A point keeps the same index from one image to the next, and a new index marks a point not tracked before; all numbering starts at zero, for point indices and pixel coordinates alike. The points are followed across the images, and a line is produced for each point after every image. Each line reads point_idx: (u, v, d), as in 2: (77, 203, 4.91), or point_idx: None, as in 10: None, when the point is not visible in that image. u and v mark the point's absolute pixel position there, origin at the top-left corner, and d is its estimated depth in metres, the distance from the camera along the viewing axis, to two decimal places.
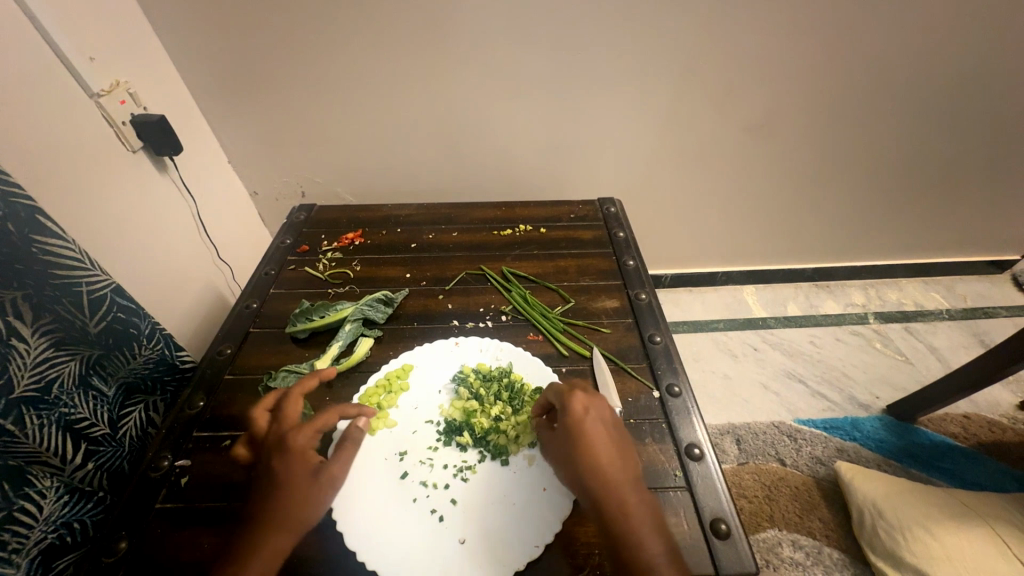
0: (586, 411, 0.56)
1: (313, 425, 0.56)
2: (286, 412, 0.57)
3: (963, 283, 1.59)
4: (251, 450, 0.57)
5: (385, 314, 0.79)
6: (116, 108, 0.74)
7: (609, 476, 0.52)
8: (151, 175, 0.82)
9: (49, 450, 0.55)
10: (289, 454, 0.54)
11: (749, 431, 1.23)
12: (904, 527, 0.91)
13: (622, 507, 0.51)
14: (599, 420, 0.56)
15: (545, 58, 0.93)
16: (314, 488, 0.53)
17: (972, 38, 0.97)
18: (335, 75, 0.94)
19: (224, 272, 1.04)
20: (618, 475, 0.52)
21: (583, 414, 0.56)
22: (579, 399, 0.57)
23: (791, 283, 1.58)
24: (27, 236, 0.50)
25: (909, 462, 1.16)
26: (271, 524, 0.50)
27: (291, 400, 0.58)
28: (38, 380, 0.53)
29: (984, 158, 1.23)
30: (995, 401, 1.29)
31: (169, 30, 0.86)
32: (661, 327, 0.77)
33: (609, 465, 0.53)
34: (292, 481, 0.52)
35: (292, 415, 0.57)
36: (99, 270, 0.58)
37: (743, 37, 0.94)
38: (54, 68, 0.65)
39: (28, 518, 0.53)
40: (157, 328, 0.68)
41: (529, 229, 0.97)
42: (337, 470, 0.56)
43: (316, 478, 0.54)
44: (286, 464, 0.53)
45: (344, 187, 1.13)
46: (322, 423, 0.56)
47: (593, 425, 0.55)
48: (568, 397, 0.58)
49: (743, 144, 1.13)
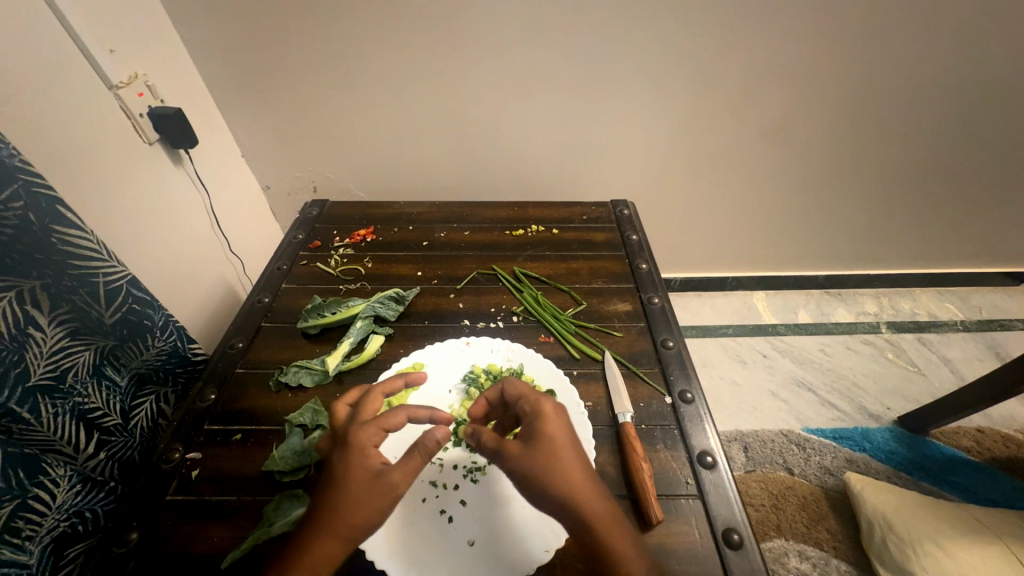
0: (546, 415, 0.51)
1: (380, 422, 0.52)
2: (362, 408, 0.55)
3: (979, 294, 1.56)
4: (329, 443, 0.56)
5: (397, 312, 0.78)
6: (134, 100, 0.74)
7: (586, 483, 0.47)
8: (167, 167, 0.82)
9: (63, 438, 0.55)
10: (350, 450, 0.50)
11: (757, 439, 1.22)
12: (915, 541, 0.90)
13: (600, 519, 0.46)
14: (564, 425, 0.51)
15: (561, 58, 0.93)
16: (367, 491, 0.47)
17: (997, 46, 0.96)
18: (351, 72, 0.94)
19: (235, 266, 1.04)
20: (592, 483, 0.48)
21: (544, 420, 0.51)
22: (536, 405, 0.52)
23: (803, 290, 1.57)
24: (47, 226, 0.50)
25: (919, 475, 1.14)
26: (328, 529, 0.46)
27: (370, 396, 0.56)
28: (54, 369, 0.53)
29: (1005, 168, 1.21)
30: (1009, 415, 1.27)
31: (188, 23, 0.86)
32: (674, 332, 0.76)
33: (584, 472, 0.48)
34: (347, 480, 0.48)
35: (369, 412, 0.55)
36: (116, 262, 0.58)
37: (763, 40, 0.93)
38: (75, 58, 0.65)
39: (41, 506, 0.53)
40: (171, 320, 0.68)
41: (542, 229, 0.96)
42: (400, 479, 0.48)
43: (373, 483, 0.47)
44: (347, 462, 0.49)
45: (357, 183, 1.13)
46: (391, 423, 0.53)
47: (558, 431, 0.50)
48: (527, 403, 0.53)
49: (759, 149, 1.12)
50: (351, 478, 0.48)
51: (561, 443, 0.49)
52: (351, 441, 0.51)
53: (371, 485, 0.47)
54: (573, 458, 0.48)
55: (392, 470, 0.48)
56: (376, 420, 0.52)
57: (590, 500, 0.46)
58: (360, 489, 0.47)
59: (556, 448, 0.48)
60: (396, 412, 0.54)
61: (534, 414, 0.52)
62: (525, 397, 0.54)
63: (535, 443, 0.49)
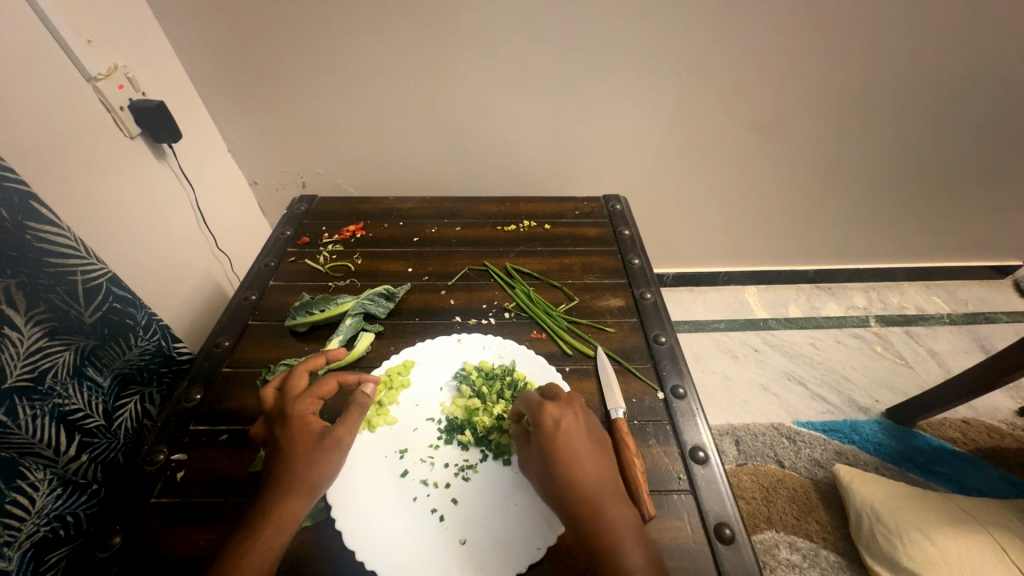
0: (558, 422, 0.55)
1: (313, 393, 0.57)
2: (291, 385, 0.58)
3: (965, 288, 1.58)
4: (265, 428, 0.58)
5: (387, 309, 0.77)
6: (114, 93, 0.72)
7: (589, 495, 0.51)
8: (150, 163, 0.80)
9: (42, 441, 0.54)
10: (290, 424, 0.54)
11: (748, 432, 1.23)
12: (902, 531, 0.91)
13: (599, 519, 0.49)
14: (571, 432, 0.55)
15: (553, 52, 0.92)
16: (317, 452, 0.53)
17: (985, 42, 0.96)
18: (339, 64, 0.92)
19: (223, 263, 1.02)
20: (594, 485, 0.51)
21: (555, 426, 0.55)
22: (551, 412, 0.56)
23: (794, 285, 1.58)
24: (20, 222, 0.49)
25: (906, 466, 1.16)
26: (289, 491, 0.51)
27: (298, 372, 0.59)
28: (31, 370, 0.52)
29: (990, 164, 1.22)
30: (994, 406, 1.29)
31: (169, 18, 0.84)
32: (666, 327, 0.76)
33: (588, 487, 0.51)
34: (297, 445, 0.53)
35: (298, 386, 0.58)
36: (94, 258, 0.56)
37: (755, 35, 0.93)
38: (51, 50, 0.63)
39: (20, 511, 0.52)
40: (154, 319, 0.67)
41: (533, 225, 0.96)
42: (345, 434, 0.55)
43: (321, 442, 0.54)
44: (289, 434, 0.54)
45: (347, 178, 1.12)
46: (324, 391, 0.57)
47: (565, 438, 0.54)
48: (538, 411, 0.56)
49: (750, 143, 1.12)
50: (300, 446, 0.53)
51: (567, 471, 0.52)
52: (290, 414, 0.55)
53: (320, 443, 0.54)
54: (579, 463, 0.52)
55: (336, 428, 0.55)
56: (309, 391, 0.57)
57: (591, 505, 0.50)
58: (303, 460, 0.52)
59: (563, 457, 0.53)
60: (327, 380, 0.59)
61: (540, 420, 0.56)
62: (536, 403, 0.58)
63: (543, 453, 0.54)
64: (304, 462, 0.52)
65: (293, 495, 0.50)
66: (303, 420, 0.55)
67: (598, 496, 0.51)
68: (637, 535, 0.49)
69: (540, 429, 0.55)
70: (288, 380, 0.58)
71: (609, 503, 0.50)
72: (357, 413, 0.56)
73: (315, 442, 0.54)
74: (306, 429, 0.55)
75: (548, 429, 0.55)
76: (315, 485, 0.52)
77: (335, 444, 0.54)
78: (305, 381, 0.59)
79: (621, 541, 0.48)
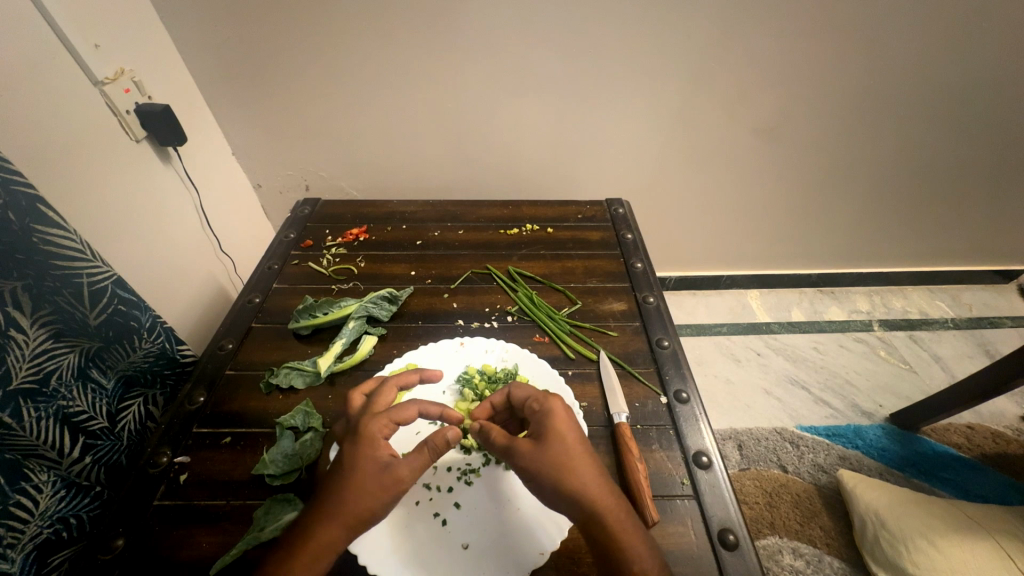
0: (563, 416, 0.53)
1: (392, 416, 0.54)
2: (377, 399, 0.57)
3: (969, 292, 1.58)
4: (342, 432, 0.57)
5: (390, 312, 0.78)
6: (120, 96, 0.73)
7: (599, 496, 0.48)
8: (155, 166, 0.81)
9: (46, 443, 0.54)
10: (359, 444, 0.51)
11: (751, 437, 1.22)
12: (906, 537, 0.90)
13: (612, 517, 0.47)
14: (573, 426, 0.52)
15: (556, 57, 0.92)
16: (375, 483, 0.49)
17: (988, 47, 0.96)
18: (344, 68, 0.92)
19: (226, 265, 1.03)
20: (601, 481, 0.49)
21: (561, 420, 0.52)
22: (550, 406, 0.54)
23: (796, 288, 1.57)
24: (27, 226, 0.49)
25: (911, 471, 1.15)
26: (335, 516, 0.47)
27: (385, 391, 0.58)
28: (36, 372, 0.52)
29: (993, 169, 1.22)
30: (999, 411, 1.28)
31: (176, 23, 0.84)
32: (669, 331, 0.76)
33: (600, 485, 0.49)
34: (356, 471, 0.49)
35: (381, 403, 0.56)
36: (100, 261, 0.57)
37: (757, 39, 0.93)
38: (60, 56, 0.64)
39: (24, 513, 0.52)
40: (158, 321, 0.67)
41: (536, 228, 0.96)
42: (407, 472, 0.50)
43: (381, 475, 0.49)
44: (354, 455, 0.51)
45: (350, 181, 1.12)
46: (403, 417, 0.54)
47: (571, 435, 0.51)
48: (541, 404, 0.54)
49: (753, 147, 1.12)
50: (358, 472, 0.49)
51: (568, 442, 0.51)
52: (363, 432, 0.52)
53: (377, 476, 0.49)
54: (587, 460, 0.50)
55: (399, 464, 0.50)
56: (388, 414, 0.54)
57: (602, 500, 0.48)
58: (355, 488, 0.49)
59: (568, 453, 0.50)
60: (409, 405, 0.56)
61: (540, 413, 0.53)
62: (533, 398, 0.56)
63: (544, 445, 0.50)
64: (354, 491, 0.48)
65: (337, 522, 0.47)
66: (373, 442, 0.52)
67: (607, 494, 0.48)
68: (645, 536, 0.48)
69: (544, 421, 0.52)
70: (377, 394, 0.57)
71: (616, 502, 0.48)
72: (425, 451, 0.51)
73: (374, 473, 0.49)
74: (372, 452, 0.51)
75: (552, 423, 0.52)
76: (360, 522, 0.48)
77: (393, 482, 0.49)
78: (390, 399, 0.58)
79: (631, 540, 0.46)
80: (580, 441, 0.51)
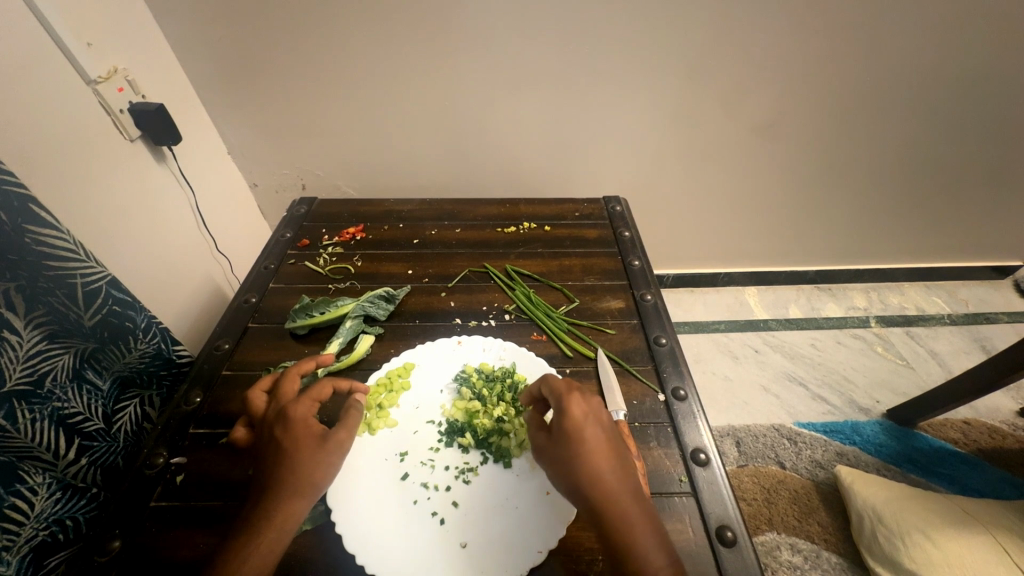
0: (583, 413, 0.52)
1: (310, 395, 0.56)
2: (283, 389, 0.58)
3: (966, 288, 1.58)
4: (250, 433, 0.57)
5: (387, 311, 0.77)
6: (113, 95, 0.72)
7: (612, 495, 0.47)
8: (150, 166, 0.80)
9: (42, 445, 0.54)
10: (291, 425, 0.52)
11: (750, 434, 1.23)
12: (904, 531, 0.90)
13: (624, 516, 0.46)
14: (596, 422, 0.52)
15: (552, 54, 0.92)
16: (321, 452, 0.52)
17: (984, 43, 0.96)
18: (340, 67, 0.92)
19: (222, 265, 1.02)
20: (616, 480, 0.48)
21: (581, 416, 0.51)
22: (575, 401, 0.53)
23: (794, 286, 1.58)
24: (20, 226, 0.48)
25: (908, 467, 1.16)
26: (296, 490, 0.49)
27: (289, 381, 0.59)
28: (31, 373, 0.52)
29: (988, 165, 1.22)
30: (995, 407, 1.28)
31: (169, 22, 0.84)
32: (667, 329, 0.76)
33: (614, 484, 0.48)
34: (297, 448, 0.51)
35: (290, 391, 0.58)
36: (93, 261, 0.56)
37: (754, 36, 0.93)
38: (53, 56, 0.63)
39: (19, 515, 0.52)
40: (154, 321, 0.66)
41: (534, 226, 0.96)
42: (345, 436, 0.54)
43: (325, 444, 0.52)
44: (289, 435, 0.52)
45: (347, 180, 1.12)
46: (319, 395, 0.56)
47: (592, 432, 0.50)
48: (563, 399, 0.53)
49: (749, 144, 1.12)
50: (302, 449, 0.51)
51: (582, 433, 0.50)
52: (289, 416, 0.53)
53: (320, 443, 0.52)
54: (602, 457, 0.49)
55: (336, 432, 0.54)
56: (307, 394, 0.56)
57: (614, 500, 0.47)
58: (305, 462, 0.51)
59: (586, 451, 0.49)
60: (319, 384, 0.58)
61: (564, 407, 0.53)
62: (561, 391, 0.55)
63: (565, 441, 0.50)
64: (306, 464, 0.51)
65: (296, 496, 0.49)
66: (304, 422, 0.53)
67: (620, 492, 0.47)
68: (657, 537, 0.46)
69: (564, 417, 0.52)
70: (280, 385, 0.58)
71: (631, 501, 0.47)
72: (354, 416, 0.57)
73: (315, 444, 0.52)
74: (307, 431, 0.53)
75: (574, 418, 0.51)
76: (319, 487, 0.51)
77: (335, 445, 0.53)
78: (297, 385, 0.59)
79: (640, 540, 0.45)
80: (600, 439, 0.50)
